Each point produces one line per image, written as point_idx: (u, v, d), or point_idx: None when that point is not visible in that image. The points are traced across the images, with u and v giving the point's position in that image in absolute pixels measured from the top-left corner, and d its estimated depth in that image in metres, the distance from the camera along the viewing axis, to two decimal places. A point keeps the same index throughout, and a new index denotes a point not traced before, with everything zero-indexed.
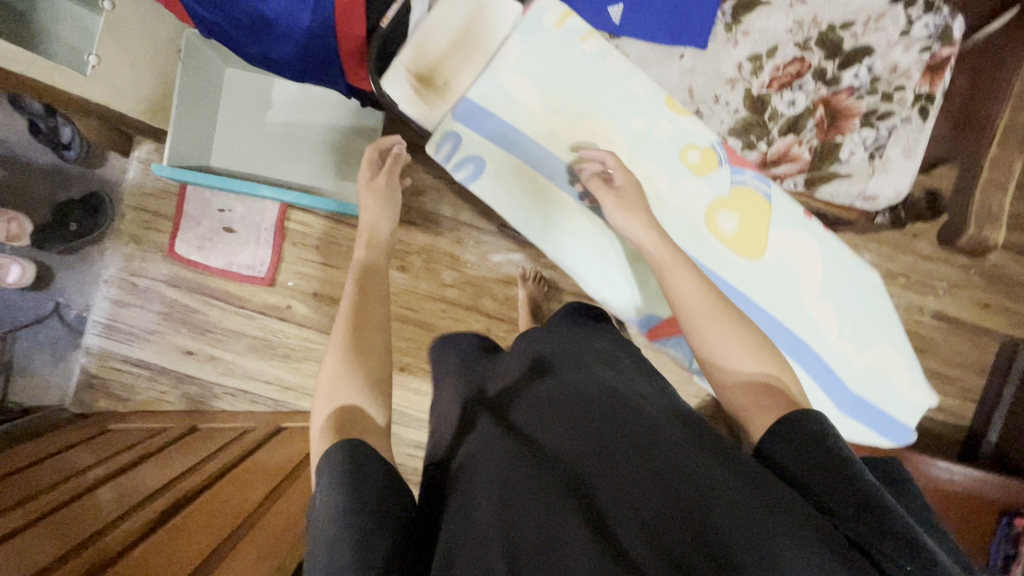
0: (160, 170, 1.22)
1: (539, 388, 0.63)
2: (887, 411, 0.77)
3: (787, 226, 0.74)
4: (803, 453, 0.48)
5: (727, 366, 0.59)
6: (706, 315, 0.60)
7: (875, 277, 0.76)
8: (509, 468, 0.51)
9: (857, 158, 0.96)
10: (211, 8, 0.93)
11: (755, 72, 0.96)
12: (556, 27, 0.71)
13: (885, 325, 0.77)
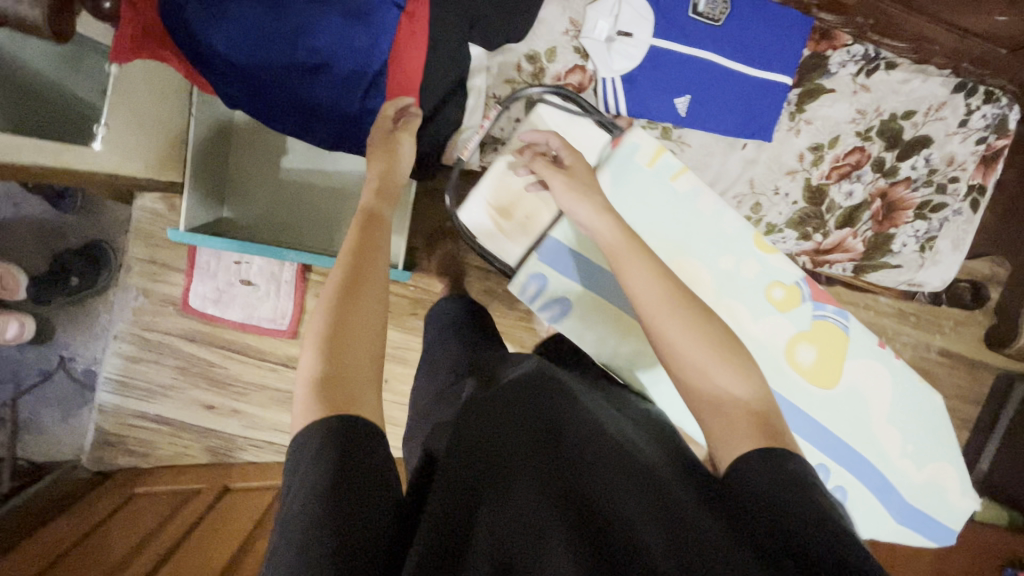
0: (175, 235, 1.13)
1: (540, 382, 0.52)
2: (940, 520, 0.82)
3: (862, 357, 0.76)
4: (802, 495, 0.41)
5: (711, 383, 0.49)
6: (671, 314, 0.51)
7: (938, 399, 0.79)
8: (514, 471, 0.43)
9: (908, 249, 0.98)
10: (243, 90, 0.83)
11: (815, 163, 0.95)
12: (648, 166, 0.68)
13: (945, 443, 0.81)
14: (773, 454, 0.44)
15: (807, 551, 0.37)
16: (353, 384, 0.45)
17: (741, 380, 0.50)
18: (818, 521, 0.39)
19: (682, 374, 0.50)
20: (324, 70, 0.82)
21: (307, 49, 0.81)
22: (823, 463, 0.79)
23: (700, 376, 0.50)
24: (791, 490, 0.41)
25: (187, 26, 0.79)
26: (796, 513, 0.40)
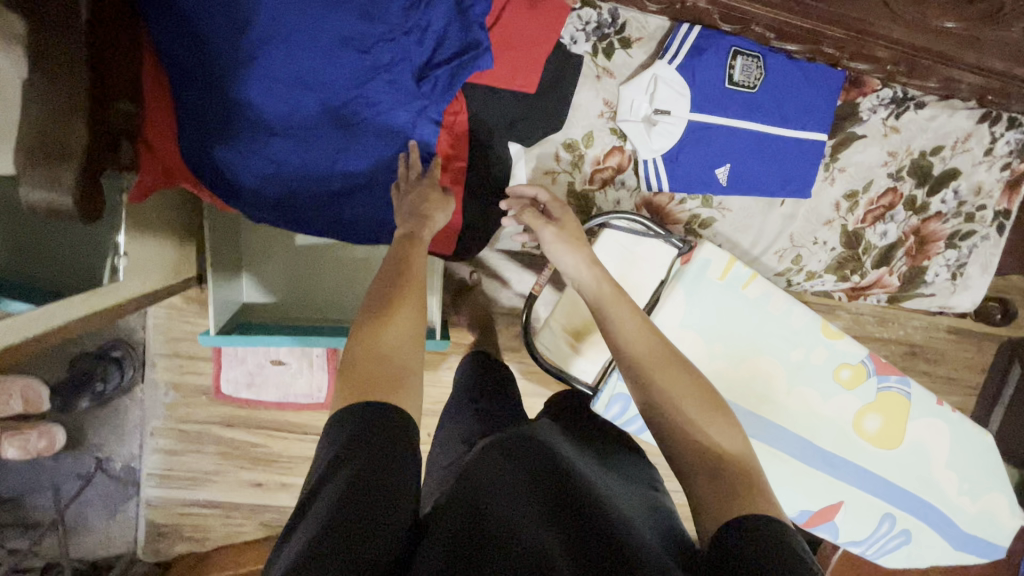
0: (205, 340, 1.09)
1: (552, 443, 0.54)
2: (996, 544, 0.89)
3: (923, 416, 0.80)
4: (789, 558, 0.37)
5: (695, 431, 0.50)
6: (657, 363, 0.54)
7: (991, 440, 0.84)
8: (512, 517, 0.42)
9: (941, 279, 1.01)
10: (275, 212, 0.79)
11: (851, 209, 0.96)
12: (720, 278, 0.69)
13: (996, 475, 0.86)
14: (765, 515, 0.41)
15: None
16: (395, 369, 0.48)
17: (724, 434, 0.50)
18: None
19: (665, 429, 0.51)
20: (361, 190, 0.80)
21: (345, 172, 0.78)
22: (891, 512, 0.84)
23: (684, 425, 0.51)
24: (777, 548, 0.38)
25: (213, 166, 0.75)
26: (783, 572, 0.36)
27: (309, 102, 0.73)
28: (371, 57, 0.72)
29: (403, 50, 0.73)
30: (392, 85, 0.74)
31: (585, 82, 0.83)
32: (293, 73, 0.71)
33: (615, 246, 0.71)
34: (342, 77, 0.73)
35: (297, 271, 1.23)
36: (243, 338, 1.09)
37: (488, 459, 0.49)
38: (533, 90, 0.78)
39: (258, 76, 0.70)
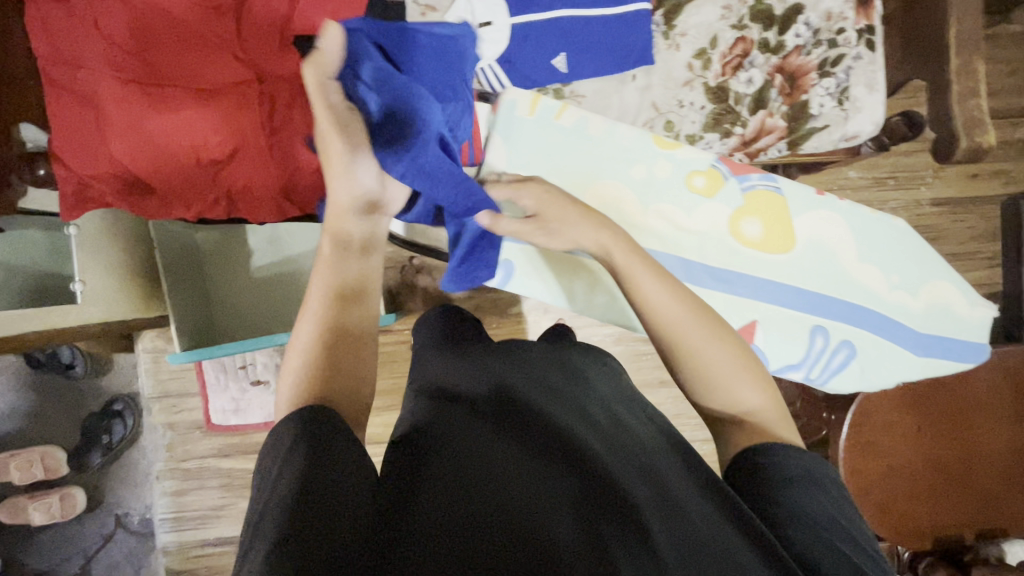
0: (174, 358, 1.18)
1: (528, 388, 0.61)
2: (961, 340, 0.80)
3: (804, 210, 0.78)
4: (809, 496, 0.52)
5: (733, 393, 0.61)
6: (691, 325, 0.62)
7: (901, 222, 0.80)
8: (486, 450, 0.52)
9: (828, 107, 0.99)
10: (170, 192, 0.92)
11: (705, 66, 0.98)
12: (530, 113, 0.74)
13: (929, 262, 0.80)
14: (803, 456, 0.56)
15: (796, 544, 0.47)
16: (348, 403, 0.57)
17: (746, 386, 0.61)
18: (831, 522, 0.49)
19: (693, 383, 0.63)
20: (237, 158, 0.91)
21: (215, 145, 0.89)
22: (820, 325, 0.79)
23: (710, 383, 0.62)
24: (800, 487, 0.52)
25: (112, 160, 0.88)
26: (803, 506, 0.50)
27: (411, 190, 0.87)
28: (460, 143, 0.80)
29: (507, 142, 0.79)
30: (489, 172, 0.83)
31: (414, 21, 0.94)
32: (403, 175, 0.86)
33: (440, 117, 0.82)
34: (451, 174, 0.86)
35: (260, 291, 1.38)
36: (205, 349, 1.18)
37: (455, 406, 0.59)
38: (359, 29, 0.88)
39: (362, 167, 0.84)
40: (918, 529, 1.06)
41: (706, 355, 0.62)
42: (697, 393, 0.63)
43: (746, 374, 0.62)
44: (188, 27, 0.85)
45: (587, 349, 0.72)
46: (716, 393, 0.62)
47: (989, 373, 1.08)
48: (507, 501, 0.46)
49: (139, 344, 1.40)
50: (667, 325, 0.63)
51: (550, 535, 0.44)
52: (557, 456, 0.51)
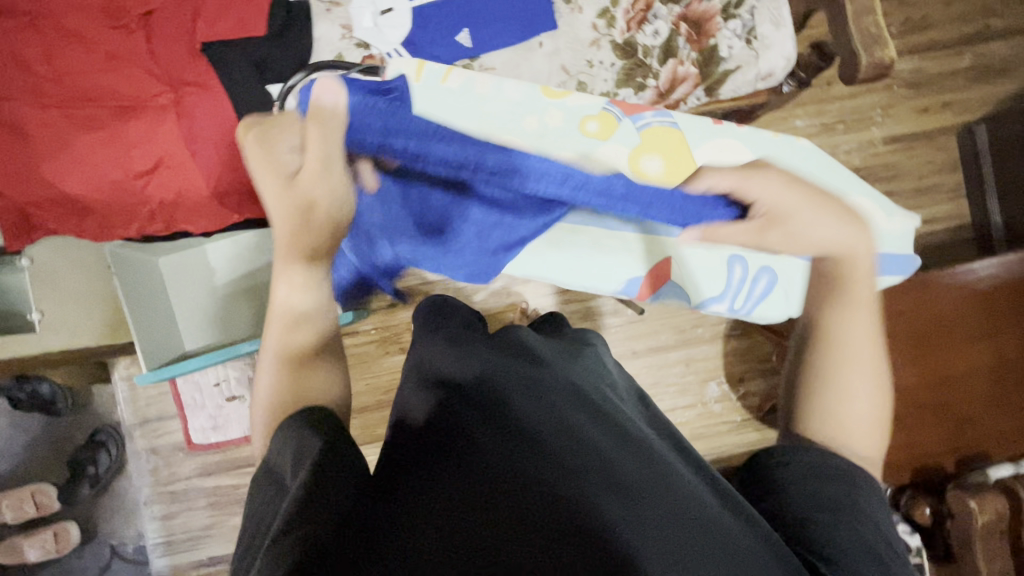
0: (143, 379, 1.19)
1: (527, 372, 0.54)
2: (882, 251, 0.80)
3: (704, 141, 0.79)
4: (844, 492, 0.52)
5: (855, 422, 0.57)
6: (855, 352, 0.59)
7: (806, 141, 0.82)
8: (483, 450, 0.46)
9: (737, 49, 1.00)
10: (105, 208, 0.96)
11: (609, 24, 1.00)
12: (417, 80, 0.78)
13: (838, 179, 0.81)
14: (835, 459, 0.55)
15: (825, 546, 0.47)
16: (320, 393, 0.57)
17: (866, 434, 0.58)
18: (861, 515, 0.50)
19: (824, 397, 0.59)
20: (163, 168, 0.94)
21: (138, 157, 0.92)
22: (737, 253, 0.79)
23: (844, 415, 0.58)
24: (833, 484, 0.53)
25: (44, 185, 0.91)
26: (828, 496, 0.52)
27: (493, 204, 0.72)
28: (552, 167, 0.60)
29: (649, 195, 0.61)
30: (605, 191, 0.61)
31: (317, 18, 0.96)
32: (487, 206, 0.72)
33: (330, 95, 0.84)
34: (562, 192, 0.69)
35: (225, 306, 1.40)
36: (172, 366, 1.20)
37: (449, 393, 0.53)
38: (264, 31, 0.93)
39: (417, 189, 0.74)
40: (895, 461, 1.04)
41: (859, 392, 0.58)
42: (814, 406, 0.59)
43: (875, 427, 0.58)
44: (98, 47, 0.89)
45: (581, 336, 0.71)
46: (835, 419, 0.58)
47: (947, 294, 1.05)
48: (506, 480, 0.43)
49: (114, 371, 1.40)
50: (846, 343, 0.59)
51: (549, 517, 0.41)
52: (560, 430, 0.48)
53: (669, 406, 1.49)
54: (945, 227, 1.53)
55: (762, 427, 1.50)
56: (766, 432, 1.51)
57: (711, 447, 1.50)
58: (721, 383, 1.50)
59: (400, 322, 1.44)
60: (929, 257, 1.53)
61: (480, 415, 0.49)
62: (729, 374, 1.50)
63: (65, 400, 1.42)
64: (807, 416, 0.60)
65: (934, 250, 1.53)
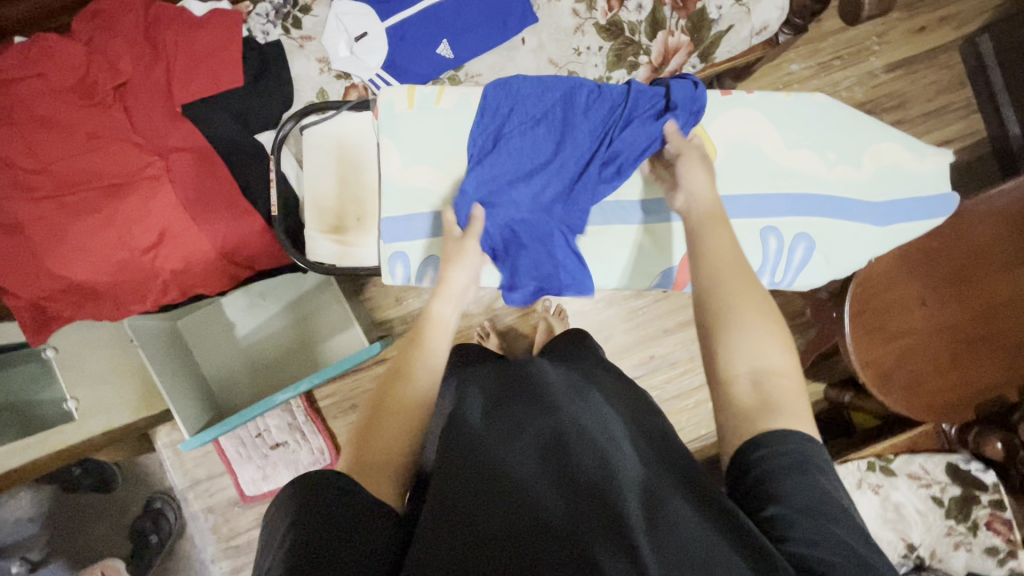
0: (188, 444, 1.17)
1: (528, 431, 0.56)
2: (916, 195, 0.78)
3: (712, 118, 0.77)
4: (812, 486, 0.45)
5: (754, 351, 0.54)
6: (732, 272, 0.58)
7: (819, 96, 0.78)
8: (477, 512, 0.47)
9: (727, 8, 0.96)
10: (116, 288, 0.93)
11: (590, 7, 0.95)
12: (410, 106, 0.77)
13: (862, 131, 0.79)
14: (790, 440, 0.48)
15: (793, 544, 0.43)
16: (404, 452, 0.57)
17: (774, 349, 0.54)
18: (834, 511, 0.44)
19: (725, 336, 0.55)
20: (168, 240, 0.92)
21: (140, 232, 0.90)
22: (770, 224, 0.76)
23: (729, 332, 0.55)
24: (794, 476, 0.46)
25: (53, 277, 0.90)
26: (788, 495, 0.45)
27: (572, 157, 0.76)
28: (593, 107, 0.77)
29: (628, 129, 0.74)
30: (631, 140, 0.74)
31: (292, 54, 0.94)
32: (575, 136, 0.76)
33: (324, 137, 0.81)
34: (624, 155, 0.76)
35: (253, 356, 1.40)
36: (213, 428, 1.17)
37: (456, 454, 0.54)
38: (241, 80, 0.90)
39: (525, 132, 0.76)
40: (952, 402, 1.01)
41: (738, 308, 0.56)
42: (722, 348, 0.55)
43: (779, 343, 0.55)
44: (77, 129, 0.87)
45: (590, 370, 0.72)
46: (745, 351, 0.54)
47: (982, 221, 1.01)
48: (501, 532, 0.45)
49: (158, 441, 1.44)
50: (722, 266, 0.59)
51: (540, 561, 0.42)
52: (556, 477, 0.50)
53: None
54: (961, 147, 1.48)
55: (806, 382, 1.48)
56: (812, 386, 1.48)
57: None
58: None
59: None
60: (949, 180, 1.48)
61: (479, 476, 0.51)
62: None
63: (116, 475, 1.46)
64: (719, 361, 0.55)
65: (952, 173, 1.48)
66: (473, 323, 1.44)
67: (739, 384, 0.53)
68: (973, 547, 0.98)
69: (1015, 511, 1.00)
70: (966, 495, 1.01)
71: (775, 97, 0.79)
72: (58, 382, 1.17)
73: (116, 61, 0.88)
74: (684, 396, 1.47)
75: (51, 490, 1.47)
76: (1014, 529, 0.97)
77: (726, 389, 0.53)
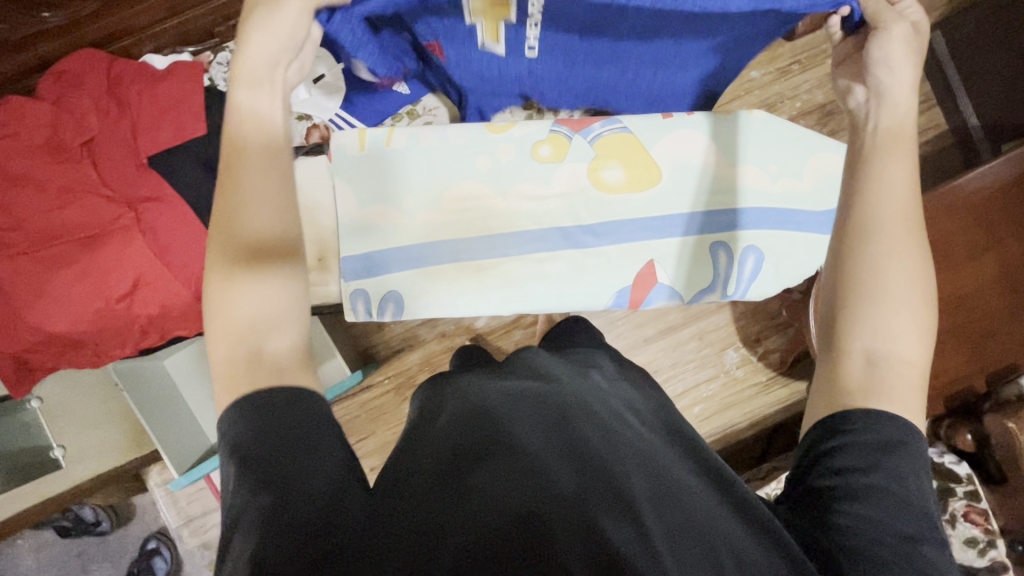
0: (177, 483, 1.18)
1: (528, 394, 0.54)
2: None
3: (656, 139, 0.80)
4: (898, 468, 0.45)
5: (893, 328, 0.50)
6: (901, 228, 0.53)
7: (757, 112, 0.82)
8: (471, 455, 0.45)
9: None
10: (95, 337, 0.95)
11: None
12: (361, 148, 0.80)
13: (799, 142, 0.83)
14: (895, 421, 0.47)
15: (853, 513, 0.43)
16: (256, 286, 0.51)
17: (912, 334, 0.50)
18: (910, 495, 0.44)
19: (860, 304, 0.51)
20: (144, 286, 0.94)
21: (116, 281, 0.92)
22: (718, 240, 0.80)
23: (879, 298, 0.51)
24: (886, 456, 0.45)
25: (33, 330, 0.92)
26: (866, 473, 0.45)
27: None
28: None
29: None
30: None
31: None
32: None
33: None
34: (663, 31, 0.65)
35: None
36: (201, 465, 1.18)
37: (451, 411, 0.53)
38: (206, 128, 0.93)
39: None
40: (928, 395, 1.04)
41: (896, 266, 0.51)
42: (856, 314, 0.51)
43: (920, 326, 0.50)
44: (48, 185, 0.89)
45: (591, 356, 0.74)
46: (877, 324, 0.50)
47: (939, 217, 1.03)
48: (495, 491, 0.42)
49: (149, 480, 1.40)
50: (880, 215, 0.53)
51: (541, 521, 0.39)
52: (557, 441, 0.47)
53: (693, 382, 1.48)
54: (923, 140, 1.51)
55: (790, 380, 1.49)
56: (795, 384, 1.50)
57: (744, 413, 1.49)
58: (739, 347, 1.49)
59: (412, 364, 1.44)
60: None
61: (474, 425, 0.49)
62: (745, 337, 1.49)
63: (109, 519, 1.46)
64: (843, 324, 0.52)
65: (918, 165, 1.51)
66: (456, 344, 1.46)
67: (851, 360, 0.50)
68: (953, 539, 0.99)
69: (991, 500, 1.01)
70: (942, 487, 1.02)
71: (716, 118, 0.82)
72: (44, 429, 1.20)
73: (82, 118, 0.91)
74: (670, 402, 1.48)
75: (50, 537, 1.49)
76: (990, 518, 0.99)
77: (838, 359, 0.51)
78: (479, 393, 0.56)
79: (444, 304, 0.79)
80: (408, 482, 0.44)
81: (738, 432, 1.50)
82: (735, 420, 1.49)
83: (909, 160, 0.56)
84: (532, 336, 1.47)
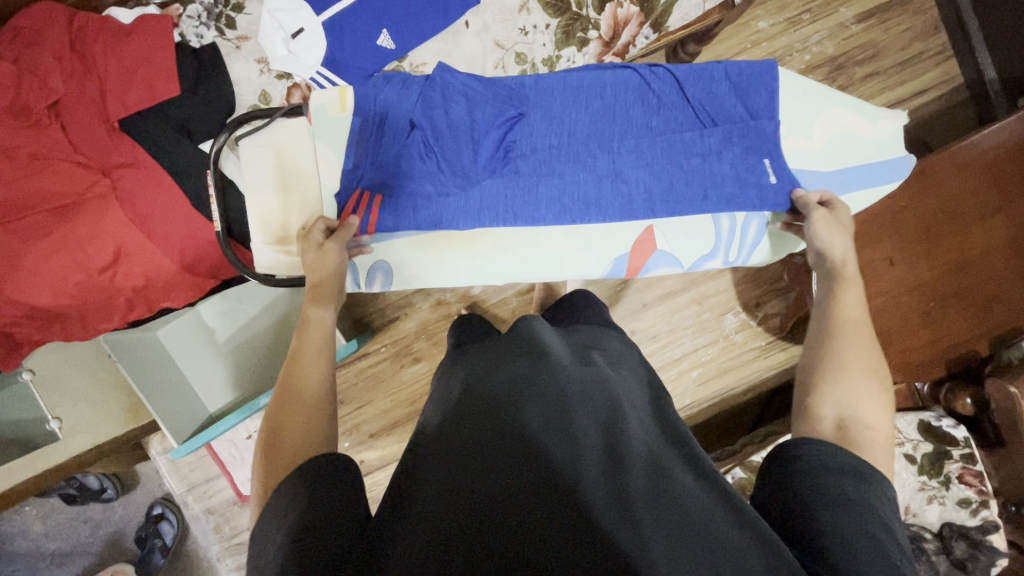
0: (177, 452, 1.18)
1: (528, 378, 0.57)
2: (857, 162, 0.83)
3: (652, 108, 0.81)
4: (857, 486, 0.50)
5: (860, 412, 0.57)
6: (852, 334, 0.63)
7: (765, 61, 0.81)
8: (481, 447, 0.50)
9: None
10: (79, 308, 0.92)
11: None
12: (342, 110, 0.83)
13: (814, 100, 0.83)
14: (840, 452, 0.53)
15: (821, 528, 0.47)
16: (297, 396, 0.60)
17: (872, 407, 0.57)
18: (866, 509, 0.48)
19: (828, 380, 0.59)
20: (125, 257, 0.90)
21: (96, 250, 0.88)
22: None
23: (852, 399, 0.58)
24: (845, 479, 0.50)
25: (16, 303, 0.89)
26: (835, 490, 0.49)
27: (657, 161, 0.81)
28: (602, 65, 0.84)
29: (722, 67, 0.81)
30: (763, 107, 0.81)
31: (229, 56, 0.91)
32: (585, 107, 0.81)
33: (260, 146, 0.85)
34: (657, 157, 0.81)
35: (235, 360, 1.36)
36: (201, 433, 1.18)
37: (463, 400, 0.57)
38: (179, 90, 0.87)
39: (444, 90, 0.78)
40: (920, 360, 1.01)
41: (857, 364, 0.60)
42: (821, 390, 0.59)
43: (879, 403, 0.58)
44: (17, 152, 0.84)
45: (595, 334, 0.73)
46: (840, 396, 0.58)
47: (950, 179, 0.99)
48: (506, 499, 0.46)
49: (151, 449, 1.40)
50: (847, 321, 0.65)
51: (542, 506, 0.45)
52: (557, 431, 0.51)
53: (691, 347, 1.47)
54: (939, 94, 1.44)
55: (788, 345, 1.48)
56: (794, 348, 1.49)
57: (742, 377, 1.48)
58: (739, 313, 1.47)
59: (408, 333, 1.43)
60: (927, 132, 1.44)
61: (484, 415, 0.53)
62: (744, 302, 1.47)
63: (114, 486, 1.49)
64: (815, 393, 0.59)
65: (931, 121, 1.45)
66: (452, 312, 1.44)
67: (825, 422, 0.57)
68: (947, 500, 1.00)
69: (986, 462, 1.01)
70: (939, 450, 1.02)
71: (715, 74, 0.82)
72: (38, 402, 1.19)
73: (46, 79, 0.85)
74: (668, 367, 1.48)
75: (55, 506, 1.52)
76: (984, 480, 0.99)
77: (811, 419, 0.58)
78: (486, 378, 0.59)
79: (435, 273, 0.86)
80: (428, 480, 0.49)
81: (735, 397, 1.50)
82: (732, 384, 1.48)
83: (859, 286, 0.69)
84: (529, 303, 1.44)
